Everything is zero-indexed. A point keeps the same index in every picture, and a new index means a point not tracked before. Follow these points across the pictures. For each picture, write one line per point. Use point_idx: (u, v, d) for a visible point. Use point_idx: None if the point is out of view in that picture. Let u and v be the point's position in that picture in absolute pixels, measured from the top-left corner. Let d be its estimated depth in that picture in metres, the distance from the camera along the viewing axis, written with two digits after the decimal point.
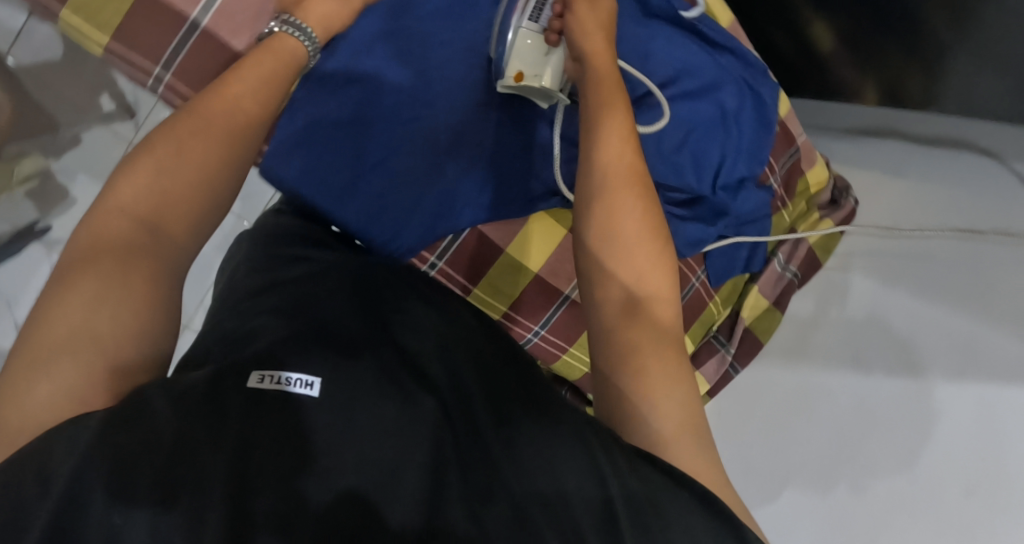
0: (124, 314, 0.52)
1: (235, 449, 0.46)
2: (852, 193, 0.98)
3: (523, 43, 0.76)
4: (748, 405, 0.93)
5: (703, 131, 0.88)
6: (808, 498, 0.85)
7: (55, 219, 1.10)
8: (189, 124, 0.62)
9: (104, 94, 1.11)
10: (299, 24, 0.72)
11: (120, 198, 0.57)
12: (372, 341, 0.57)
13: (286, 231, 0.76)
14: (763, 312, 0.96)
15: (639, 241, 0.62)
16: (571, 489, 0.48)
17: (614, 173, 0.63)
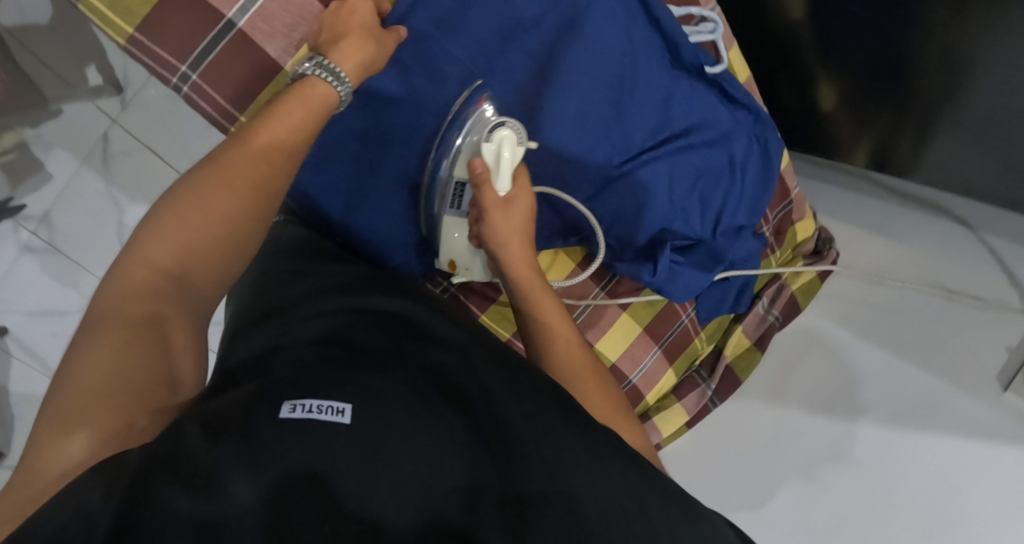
0: (152, 363, 0.57)
1: (268, 488, 0.51)
2: (834, 244, 1.03)
3: (450, 236, 0.83)
4: (723, 437, 0.98)
5: (712, 179, 0.91)
6: (786, 514, 0.91)
7: (26, 196, 1.08)
8: (218, 176, 0.64)
9: (92, 67, 1.05)
10: (332, 67, 0.70)
11: (148, 254, 0.61)
12: (402, 361, 0.61)
13: (302, 248, 0.77)
14: (744, 352, 1.00)
15: (599, 419, 0.68)
16: (601, 513, 0.54)
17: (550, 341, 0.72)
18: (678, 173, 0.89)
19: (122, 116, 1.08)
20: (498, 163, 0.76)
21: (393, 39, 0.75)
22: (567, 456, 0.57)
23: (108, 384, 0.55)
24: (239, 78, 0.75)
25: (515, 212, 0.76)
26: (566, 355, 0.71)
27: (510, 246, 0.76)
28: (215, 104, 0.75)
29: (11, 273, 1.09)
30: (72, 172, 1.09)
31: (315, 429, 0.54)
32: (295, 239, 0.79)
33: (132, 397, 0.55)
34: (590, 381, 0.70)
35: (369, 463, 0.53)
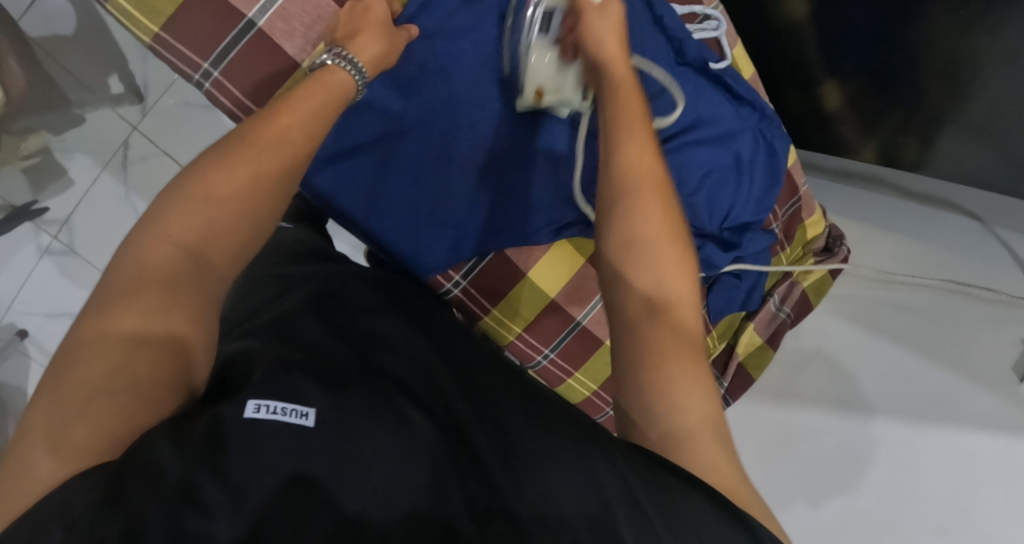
0: (161, 356, 0.56)
1: (236, 488, 0.50)
2: (845, 241, 1.04)
3: (537, 60, 0.77)
4: (745, 433, 1.00)
5: (720, 175, 0.92)
6: (807, 508, 0.90)
7: (49, 199, 1.10)
8: (245, 150, 0.65)
9: (114, 75, 1.08)
10: (350, 57, 0.73)
11: (169, 228, 0.61)
12: (365, 376, 0.63)
13: (301, 254, 0.82)
14: (756, 349, 1.02)
15: (659, 240, 0.66)
16: (567, 510, 0.53)
17: (637, 176, 0.67)
18: (685, 168, 0.90)
19: (143, 123, 1.10)
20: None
21: (404, 37, 0.79)
22: (532, 452, 0.57)
23: (114, 377, 0.54)
24: (259, 75, 0.77)
25: (614, 21, 0.74)
26: (640, 172, 0.67)
27: (610, 60, 0.73)
28: (236, 100, 0.78)
29: (32, 277, 1.11)
30: (93, 178, 1.11)
31: (281, 430, 0.54)
32: (293, 249, 0.83)
33: (137, 395, 0.54)
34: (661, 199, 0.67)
35: (332, 460, 0.53)
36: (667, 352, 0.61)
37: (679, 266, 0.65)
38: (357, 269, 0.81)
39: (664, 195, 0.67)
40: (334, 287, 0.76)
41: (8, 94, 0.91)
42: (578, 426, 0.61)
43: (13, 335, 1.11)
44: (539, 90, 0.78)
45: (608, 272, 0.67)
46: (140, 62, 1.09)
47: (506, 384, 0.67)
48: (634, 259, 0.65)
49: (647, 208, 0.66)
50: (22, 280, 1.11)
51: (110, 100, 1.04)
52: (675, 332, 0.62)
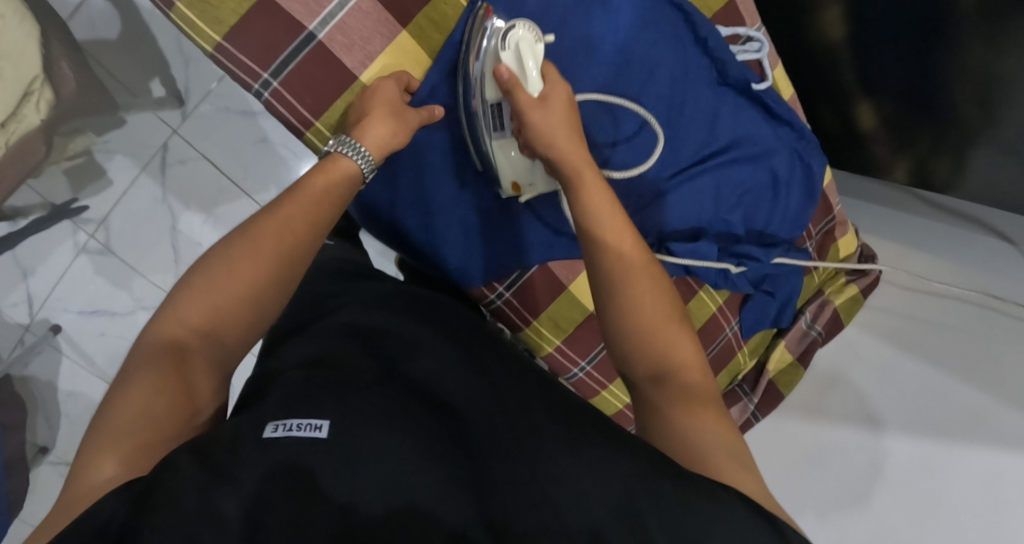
0: (177, 400, 0.57)
1: (252, 501, 0.50)
2: (877, 261, 1.05)
3: (507, 157, 0.78)
4: (767, 451, 0.99)
5: (755, 195, 0.93)
6: (847, 518, 0.90)
7: (89, 199, 1.12)
8: (246, 248, 0.62)
9: (155, 79, 1.09)
10: (352, 142, 0.70)
11: (179, 312, 0.60)
12: (382, 378, 0.61)
13: (336, 272, 0.81)
14: (787, 367, 1.02)
15: (652, 312, 0.63)
16: (591, 515, 0.51)
17: (622, 262, 0.64)
18: (723, 186, 0.91)
19: (182, 127, 1.11)
20: (524, 66, 0.72)
21: (421, 116, 0.77)
22: (555, 455, 0.55)
23: (135, 417, 0.55)
24: (317, 88, 0.79)
25: (558, 101, 0.72)
26: (621, 249, 0.65)
27: (556, 138, 0.70)
28: (293, 110, 0.79)
29: (67, 274, 1.12)
30: (132, 179, 1.12)
31: (294, 448, 0.53)
32: (338, 265, 0.83)
33: (155, 429, 0.55)
34: (642, 268, 0.65)
35: (344, 468, 0.52)
36: (683, 423, 0.59)
37: (679, 334, 0.63)
38: (398, 283, 0.79)
39: (650, 272, 0.65)
40: (368, 288, 0.75)
41: (59, 94, 0.90)
42: (610, 423, 0.60)
43: (47, 330, 1.12)
44: (514, 183, 0.80)
45: (615, 351, 0.65)
46: (181, 66, 1.09)
47: (539, 380, 0.66)
48: (633, 346, 0.63)
49: (631, 285, 0.64)
50: (59, 277, 1.12)
51: (153, 104, 1.08)
52: (686, 400, 0.60)
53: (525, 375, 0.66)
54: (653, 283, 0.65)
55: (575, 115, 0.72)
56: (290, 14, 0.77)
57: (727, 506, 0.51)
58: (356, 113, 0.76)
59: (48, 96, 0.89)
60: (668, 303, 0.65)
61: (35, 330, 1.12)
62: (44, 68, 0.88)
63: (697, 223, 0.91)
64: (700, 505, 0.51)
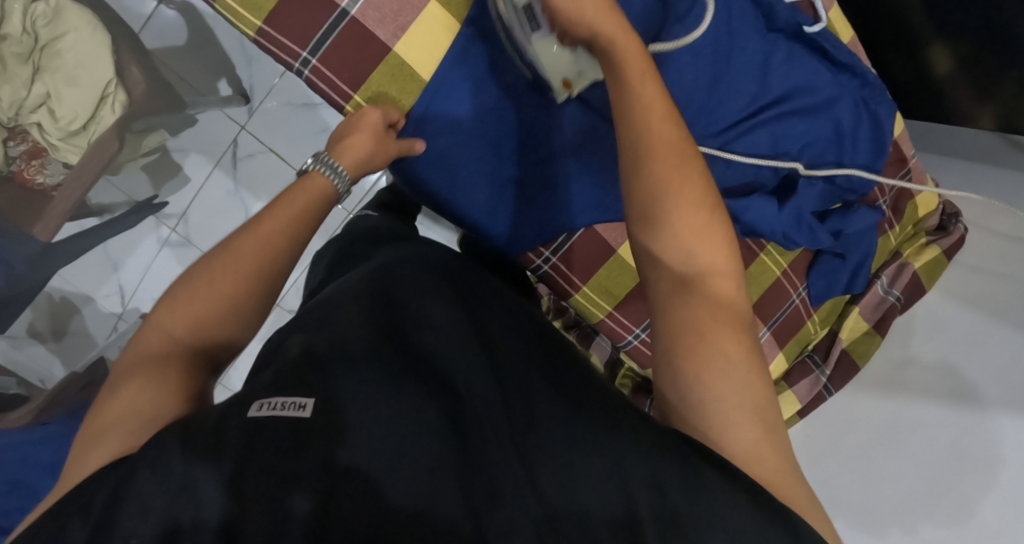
0: (163, 395, 0.57)
1: (231, 473, 0.52)
2: (962, 218, 0.96)
3: (552, 59, 0.72)
4: (839, 431, 0.93)
5: (819, 147, 0.86)
6: (929, 503, 0.82)
7: (169, 195, 1.18)
8: (224, 270, 0.63)
9: (222, 79, 1.15)
10: (330, 160, 0.72)
11: (174, 310, 0.61)
12: (382, 348, 0.63)
13: (367, 235, 0.85)
14: (862, 336, 0.95)
15: (687, 225, 0.61)
16: (592, 509, 0.53)
17: (660, 156, 0.61)
18: (782, 139, 0.84)
19: (249, 123, 1.17)
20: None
21: (401, 145, 0.77)
22: (552, 447, 0.56)
23: (121, 417, 0.56)
24: (354, 62, 0.77)
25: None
26: (661, 151, 0.61)
27: (591, 21, 0.62)
28: (333, 85, 0.78)
29: (153, 266, 1.21)
30: (206, 175, 1.18)
31: (278, 426, 0.55)
32: (382, 231, 0.86)
33: (140, 423, 0.56)
34: (684, 164, 0.61)
35: (324, 447, 0.54)
36: (715, 339, 0.58)
37: (717, 234, 0.61)
38: (424, 249, 0.80)
39: (690, 168, 0.62)
40: (389, 257, 0.77)
41: (132, 95, 0.97)
42: (615, 405, 0.61)
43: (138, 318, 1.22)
44: (565, 81, 0.75)
45: (641, 246, 0.63)
46: (244, 65, 1.15)
47: (552, 358, 0.67)
48: (667, 246, 0.61)
49: (671, 189, 0.60)
50: (145, 268, 1.21)
51: (220, 102, 1.10)
52: (714, 312, 0.59)
53: (533, 353, 0.66)
54: (690, 191, 0.61)
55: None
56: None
57: (737, 515, 0.52)
58: (337, 131, 0.76)
59: (122, 98, 0.96)
60: (705, 200, 0.62)
61: (127, 318, 1.22)
62: (116, 72, 0.95)
63: (746, 178, 0.84)
64: (709, 500, 0.52)
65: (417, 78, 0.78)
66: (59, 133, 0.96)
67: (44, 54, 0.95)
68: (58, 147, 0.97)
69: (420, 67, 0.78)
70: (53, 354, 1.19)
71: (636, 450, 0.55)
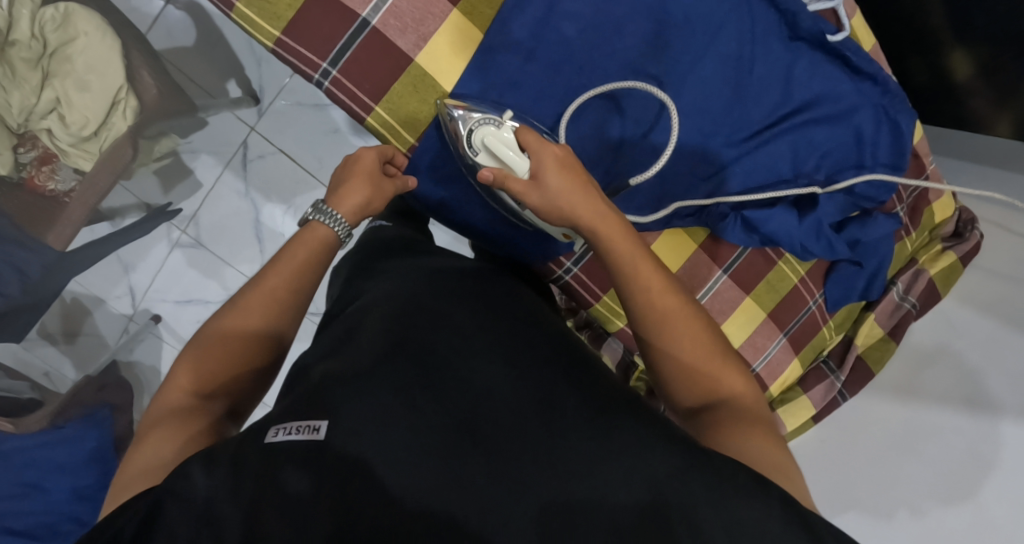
0: (178, 441, 0.58)
1: (249, 502, 0.53)
2: (977, 225, 0.95)
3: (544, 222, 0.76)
4: (852, 437, 0.93)
5: (838, 155, 0.85)
6: (945, 509, 0.83)
7: (181, 198, 1.17)
8: (236, 318, 0.64)
9: (232, 81, 1.14)
10: (327, 208, 0.70)
11: (188, 364, 0.62)
12: (393, 356, 0.63)
13: (382, 243, 0.85)
14: (876, 342, 0.95)
15: (689, 346, 0.67)
16: (611, 508, 0.55)
17: (652, 300, 0.67)
18: (801, 149, 0.84)
19: (259, 123, 1.16)
20: (501, 158, 0.70)
21: (397, 184, 0.75)
22: (567, 454, 0.57)
23: (141, 473, 0.56)
24: (375, 73, 0.75)
25: (553, 165, 0.68)
26: (650, 294, 0.67)
27: (565, 204, 0.68)
28: (353, 95, 0.75)
29: (164, 266, 1.21)
30: (216, 176, 1.18)
31: (295, 451, 0.56)
32: (393, 240, 0.85)
33: (161, 470, 0.56)
34: (680, 313, 0.67)
35: (344, 467, 0.55)
36: (728, 434, 0.63)
37: (725, 365, 0.67)
38: (440, 259, 0.81)
39: (676, 295, 0.68)
40: (408, 265, 0.78)
41: (143, 101, 0.96)
42: (633, 415, 0.62)
43: (148, 320, 1.22)
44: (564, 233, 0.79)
45: (656, 374, 0.69)
46: (254, 66, 1.14)
47: (565, 359, 0.67)
48: (677, 377, 0.67)
49: (667, 323, 0.67)
50: (157, 270, 1.21)
51: (231, 104, 1.12)
52: (731, 414, 0.65)
53: (555, 353, 0.67)
54: (689, 329, 0.67)
55: (574, 170, 0.69)
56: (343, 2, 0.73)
57: (762, 506, 0.55)
58: (333, 179, 0.73)
59: (133, 103, 0.95)
60: (694, 313, 0.68)
61: (138, 320, 1.22)
62: (127, 78, 0.95)
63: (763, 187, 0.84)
64: (730, 503, 0.56)
65: (438, 88, 0.76)
66: (70, 139, 0.95)
67: (54, 60, 0.93)
68: (69, 152, 0.96)
69: (442, 76, 0.76)
70: (65, 357, 1.13)
71: (662, 449, 0.58)
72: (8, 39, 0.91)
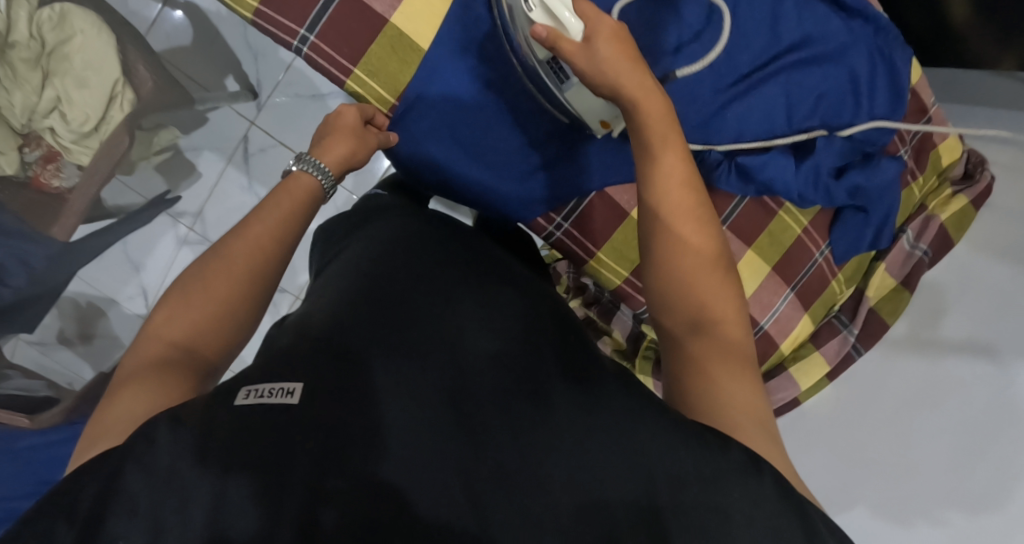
0: (152, 390, 0.57)
1: (217, 472, 0.51)
2: (989, 167, 0.91)
3: (583, 102, 0.71)
4: (870, 391, 0.90)
5: (835, 97, 0.83)
6: (958, 465, 0.80)
7: (184, 192, 1.20)
8: (218, 270, 0.63)
9: (229, 76, 1.16)
10: (313, 159, 0.70)
11: (163, 321, 0.61)
12: (378, 332, 0.61)
13: (370, 208, 0.84)
14: (891, 293, 0.92)
15: (695, 271, 0.62)
16: (601, 496, 0.53)
17: (671, 204, 0.62)
18: (795, 93, 0.82)
19: (258, 118, 1.18)
20: (559, 20, 0.63)
21: (379, 138, 0.75)
22: (558, 434, 0.55)
23: (117, 420, 0.55)
24: (353, 36, 0.74)
25: (607, 34, 0.61)
26: (671, 200, 0.62)
27: (613, 74, 0.62)
28: (333, 61, 0.74)
29: (174, 265, 1.22)
30: (219, 172, 1.19)
31: (264, 413, 0.54)
32: (379, 203, 0.83)
33: (132, 421, 0.55)
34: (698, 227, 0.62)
35: (322, 433, 0.53)
36: (715, 375, 0.59)
37: (723, 289, 0.62)
38: (425, 219, 0.78)
39: (699, 207, 0.63)
40: (395, 226, 0.76)
41: (140, 94, 0.98)
42: (623, 394, 0.59)
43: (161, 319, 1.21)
44: (602, 122, 0.73)
45: (653, 294, 0.64)
46: (251, 61, 1.16)
47: (557, 338, 0.65)
48: (680, 293, 0.62)
49: (680, 239, 0.62)
50: (167, 267, 1.22)
51: (228, 98, 1.11)
52: (722, 355, 0.60)
53: (544, 323, 0.66)
54: (701, 248, 0.62)
55: (629, 43, 0.63)
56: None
57: (755, 484, 0.53)
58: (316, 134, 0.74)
59: (130, 97, 0.97)
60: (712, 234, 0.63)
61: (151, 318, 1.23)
62: (123, 71, 0.96)
63: (759, 137, 0.82)
64: (721, 488, 0.54)
65: (416, 47, 0.75)
66: (72, 136, 0.97)
67: (53, 59, 0.96)
68: (71, 150, 0.98)
69: (419, 36, 0.75)
70: (83, 359, 1.22)
71: (657, 437, 0.55)
72: (7, 42, 0.93)
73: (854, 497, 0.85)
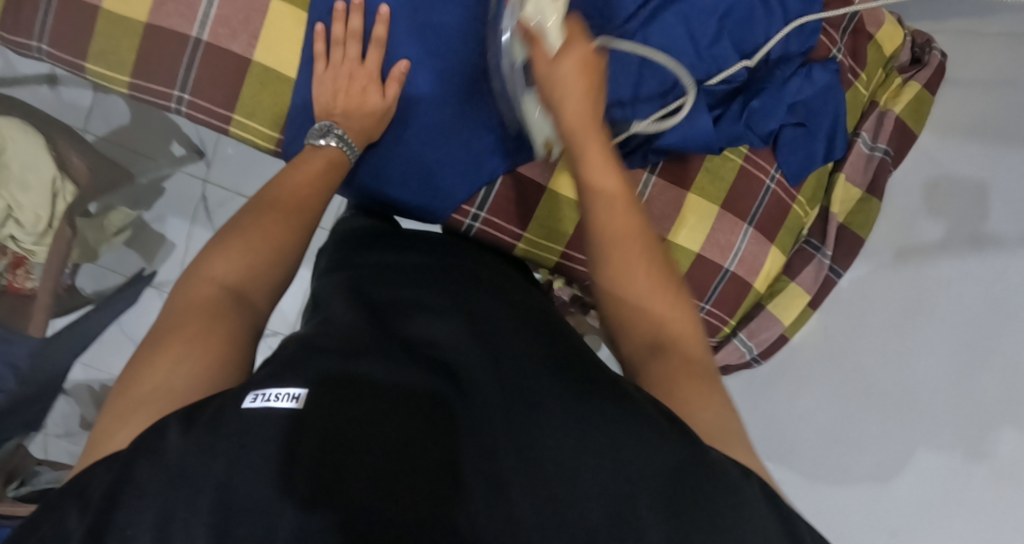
0: (192, 352, 0.50)
1: (213, 509, 0.40)
2: (935, 44, 0.88)
3: (534, 117, 0.72)
4: (853, 312, 0.85)
5: (741, 13, 0.77)
6: (955, 369, 0.77)
7: (161, 265, 1.17)
8: (273, 213, 0.61)
9: (173, 141, 1.15)
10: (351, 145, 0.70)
11: (212, 270, 0.56)
12: (377, 340, 0.52)
13: (349, 231, 0.74)
14: (857, 204, 0.86)
15: (648, 288, 0.57)
16: (616, 504, 0.44)
17: (611, 227, 0.59)
18: (694, 17, 0.76)
19: (210, 173, 1.17)
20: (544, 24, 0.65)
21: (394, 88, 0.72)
22: (570, 443, 0.46)
23: (155, 393, 0.49)
24: (223, 83, 0.75)
25: (579, 59, 0.62)
26: (618, 222, 0.59)
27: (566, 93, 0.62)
28: (209, 113, 0.77)
29: None
30: (188, 235, 1.17)
31: (266, 421, 0.44)
32: (359, 228, 0.74)
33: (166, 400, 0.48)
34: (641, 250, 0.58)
35: (318, 441, 0.43)
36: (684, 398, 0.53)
37: (679, 316, 0.57)
38: (398, 241, 0.69)
39: (644, 237, 0.59)
40: (370, 253, 0.68)
41: (80, 182, 1.03)
42: (631, 391, 0.51)
43: None
44: (545, 139, 0.74)
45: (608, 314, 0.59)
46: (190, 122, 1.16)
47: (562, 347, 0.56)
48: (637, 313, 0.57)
49: (626, 254, 0.58)
50: None
51: (172, 163, 1.16)
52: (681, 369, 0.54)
53: (529, 328, 0.58)
54: (653, 273, 0.58)
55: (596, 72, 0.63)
56: (172, 29, 0.74)
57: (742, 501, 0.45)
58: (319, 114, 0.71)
59: (72, 188, 1.02)
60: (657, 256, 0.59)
61: None
62: (58, 166, 1.01)
63: (669, 90, 0.77)
64: (711, 491, 0.45)
65: (283, 78, 0.75)
66: (31, 238, 1.01)
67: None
68: (36, 251, 1.02)
69: (284, 66, 0.75)
70: None
71: (647, 448, 0.46)
72: None
73: (864, 431, 0.81)
